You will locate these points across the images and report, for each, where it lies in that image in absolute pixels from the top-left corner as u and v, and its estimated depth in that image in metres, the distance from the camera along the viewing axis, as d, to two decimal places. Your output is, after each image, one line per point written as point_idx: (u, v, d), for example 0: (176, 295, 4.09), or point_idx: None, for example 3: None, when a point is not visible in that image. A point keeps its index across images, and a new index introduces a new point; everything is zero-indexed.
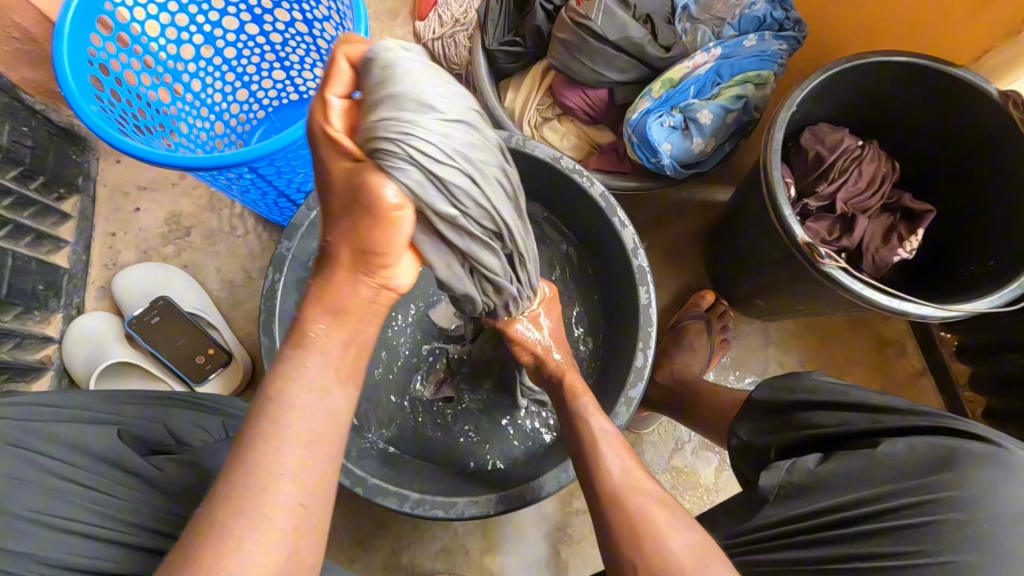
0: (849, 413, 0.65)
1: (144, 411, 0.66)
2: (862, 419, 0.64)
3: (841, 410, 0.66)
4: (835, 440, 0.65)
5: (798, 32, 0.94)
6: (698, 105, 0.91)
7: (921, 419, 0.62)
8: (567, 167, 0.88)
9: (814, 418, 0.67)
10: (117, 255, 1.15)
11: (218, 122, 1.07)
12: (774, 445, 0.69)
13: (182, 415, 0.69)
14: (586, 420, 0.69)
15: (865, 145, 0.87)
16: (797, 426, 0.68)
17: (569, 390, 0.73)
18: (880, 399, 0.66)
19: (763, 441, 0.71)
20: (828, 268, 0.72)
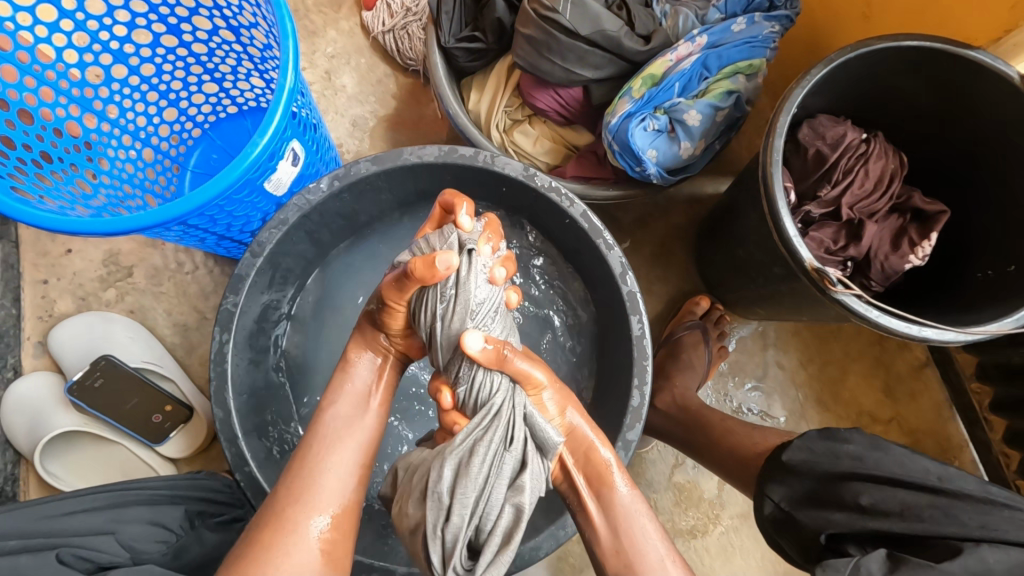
0: (910, 494, 0.59)
1: (90, 520, 0.69)
2: (931, 509, 0.57)
3: (899, 489, 0.59)
4: (901, 535, 0.57)
5: (790, 9, 0.83)
6: (684, 103, 0.80)
7: (1004, 521, 0.55)
8: (542, 185, 0.79)
9: (866, 499, 0.60)
10: (52, 305, 1.04)
11: (147, 149, 0.94)
12: (822, 530, 0.61)
13: (132, 512, 0.70)
14: (638, 522, 0.57)
15: (870, 139, 0.79)
16: (847, 504, 0.60)
17: (607, 484, 0.59)
18: (941, 478, 0.59)
19: (810, 521, 0.62)
20: (840, 295, 0.64)
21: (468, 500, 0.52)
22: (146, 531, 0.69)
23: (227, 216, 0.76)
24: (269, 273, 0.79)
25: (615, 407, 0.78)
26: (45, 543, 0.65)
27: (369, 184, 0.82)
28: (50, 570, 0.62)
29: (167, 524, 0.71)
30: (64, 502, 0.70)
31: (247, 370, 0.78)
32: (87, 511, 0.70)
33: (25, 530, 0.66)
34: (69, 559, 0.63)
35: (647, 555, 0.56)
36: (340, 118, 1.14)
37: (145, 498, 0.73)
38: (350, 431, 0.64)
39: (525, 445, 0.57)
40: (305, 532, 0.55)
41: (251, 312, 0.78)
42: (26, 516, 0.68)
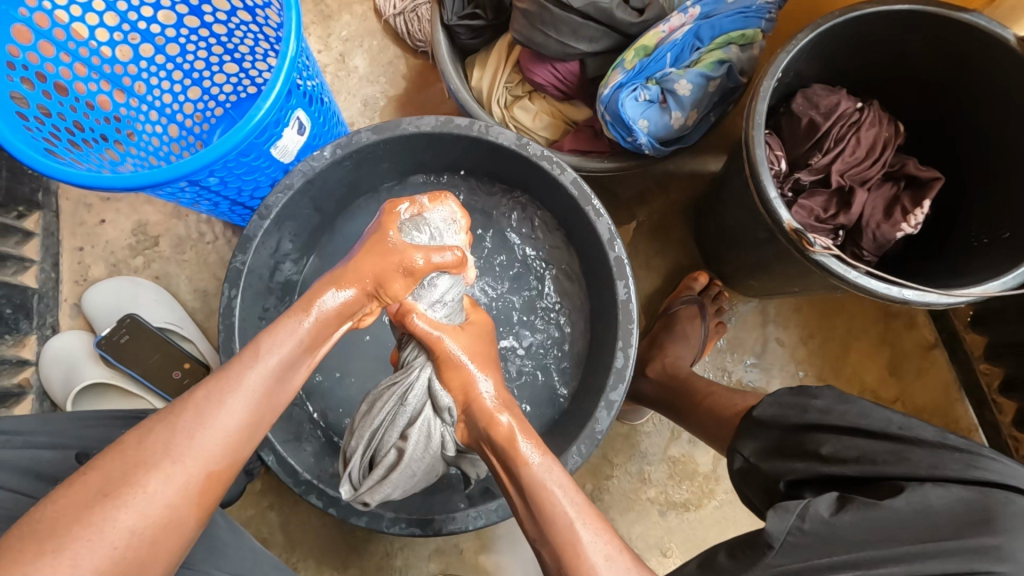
0: (868, 443, 0.63)
1: (111, 430, 0.69)
2: (886, 454, 0.61)
3: (859, 438, 0.64)
4: (854, 478, 0.62)
5: None
6: (676, 74, 0.82)
7: (953, 461, 0.58)
8: (534, 153, 0.82)
9: (826, 448, 0.64)
10: (87, 270, 1.12)
11: (171, 125, 1.01)
12: (782, 476, 0.66)
13: None
14: (545, 489, 0.58)
15: (865, 107, 0.78)
16: (808, 453, 0.65)
17: (512, 456, 0.61)
18: (900, 428, 0.63)
19: (772, 469, 0.68)
20: (819, 256, 0.64)
21: (366, 432, 0.73)
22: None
23: (237, 179, 0.82)
24: (276, 236, 0.84)
25: (601, 370, 0.80)
26: (70, 446, 0.65)
27: (370, 153, 0.86)
28: (68, 472, 0.62)
29: None
30: (93, 413, 0.70)
31: (254, 326, 0.83)
32: (111, 424, 0.69)
33: (54, 431, 0.66)
34: (86, 461, 0.64)
35: (558, 515, 0.57)
36: (352, 98, 1.19)
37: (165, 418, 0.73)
38: (254, 380, 0.56)
39: (410, 413, 0.71)
40: (176, 480, 0.50)
41: (259, 271, 0.83)
42: (54, 421, 0.67)
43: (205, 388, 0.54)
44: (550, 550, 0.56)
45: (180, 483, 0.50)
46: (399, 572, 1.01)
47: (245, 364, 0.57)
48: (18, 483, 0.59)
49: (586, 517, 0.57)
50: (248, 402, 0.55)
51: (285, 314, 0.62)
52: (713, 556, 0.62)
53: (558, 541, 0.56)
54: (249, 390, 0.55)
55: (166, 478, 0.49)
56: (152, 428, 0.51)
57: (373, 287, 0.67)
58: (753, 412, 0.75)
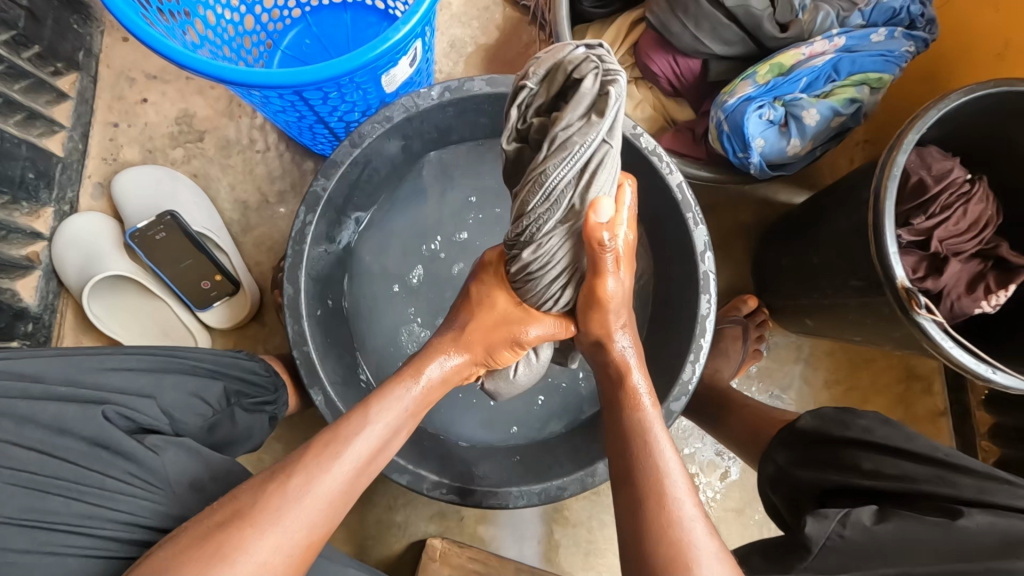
0: (913, 466, 0.61)
1: (135, 380, 0.63)
2: (929, 475, 0.60)
3: (903, 460, 0.62)
4: (895, 495, 0.61)
5: (929, 34, 0.82)
6: (806, 101, 0.80)
7: (1000, 491, 0.56)
8: (646, 147, 0.79)
9: (869, 465, 0.63)
10: (118, 150, 1.03)
11: (249, 16, 0.92)
12: (819, 485, 0.66)
13: (174, 381, 0.66)
14: (641, 429, 0.60)
15: (974, 181, 0.79)
16: (848, 467, 0.64)
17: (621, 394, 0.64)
18: (950, 454, 0.61)
19: (808, 477, 0.67)
20: (921, 318, 0.66)
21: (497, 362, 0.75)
22: (185, 401, 0.66)
23: (337, 99, 0.75)
24: (360, 168, 0.79)
25: (664, 378, 0.81)
26: (92, 396, 0.59)
27: (476, 104, 0.81)
28: (96, 427, 0.56)
29: (207, 399, 0.69)
30: (112, 356, 0.64)
31: (321, 256, 0.79)
32: (132, 371, 0.64)
33: (73, 379, 0.60)
34: (114, 419, 0.58)
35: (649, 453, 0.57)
36: (440, 36, 1.12)
37: (188, 368, 0.69)
38: (360, 450, 0.55)
39: (540, 296, 0.63)
40: (275, 534, 0.49)
41: (337, 200, 0.78)
42: (70, 366, 0.61)
43: (310, 453, 0.54)
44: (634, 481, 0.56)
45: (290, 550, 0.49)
46: (396, 528, 1.00)
47: (352, 431, 0.56)
48: (40, 437, 0.54)
49: (676, 463, 0.56)
50: (354, 468, 0.54)
51: (393, 380, 0.62)
52: (748, 556, 0.63)
53: (646, 470, 0.56)
54: (353, 459, 0.55)
55: (273, 543, 0.49)
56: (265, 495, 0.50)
57: (483, 354, 0.68)
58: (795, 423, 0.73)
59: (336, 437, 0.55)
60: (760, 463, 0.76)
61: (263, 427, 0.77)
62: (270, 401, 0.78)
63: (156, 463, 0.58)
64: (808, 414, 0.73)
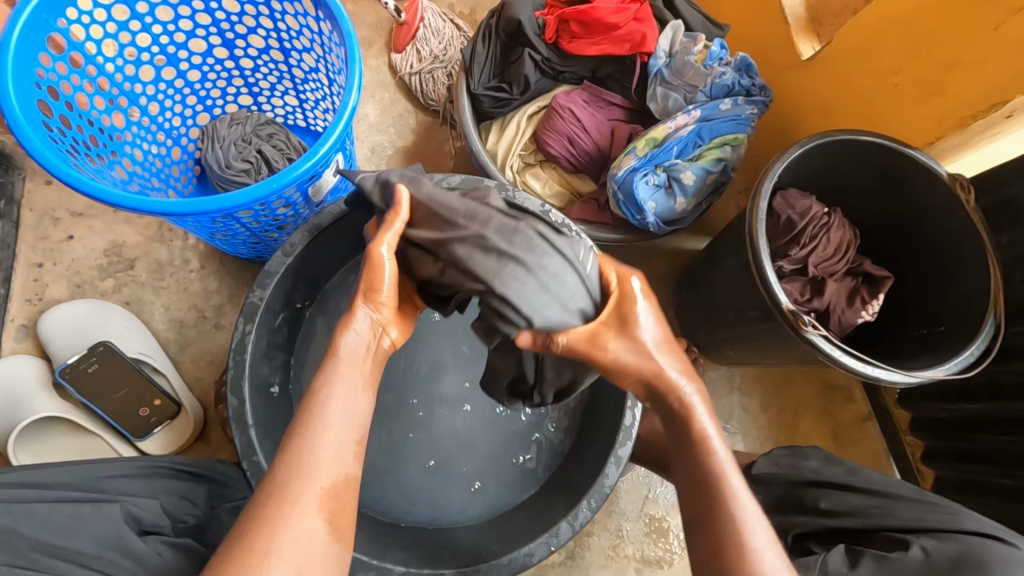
0: (860, 499, 0.71)
1: (134, 483, 0.70)
2: (874, 507, 0.69)
3: (851, 495, 0.71)
4: (855, 530, 0.69)
5: (764, 97, 0.99)
6: (682, 165, 0.93)
7: (935, 514, 0.66)
8: (555, 221, 0.89)
9: (824, 503, 0.72)
10: (44, 289, 1.02)
11: (174, 147, 1.00)
12: (790, 531, 0.73)
13: (166, 485, 0.71)
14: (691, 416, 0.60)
15: (831, 213, 0.93)
16: (809, 508, 0.72)
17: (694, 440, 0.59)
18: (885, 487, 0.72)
19: (779, 524, 0.74)
20: (809, 334, 0.75)
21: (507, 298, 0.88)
22: (178, 502, 0.71)
23: (269, 212, 0.81)
24: (295, 273, 0.83)
25: (608, 429, 0.85)
26: (100, 496, 0.66)
27: None
28: (110, 525, 0.62)
29: (194, 499, 0.73)
30: (103, 465, 0.70)
31: (260, 362, 0.80)
32: (125, 477, 0.70)
33: (81, 485, 0.67)
34: (126, 517, 0.63)
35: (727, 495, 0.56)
36: (360, 144, 1.22)
37: (172, 471, 0.73)
38: (336, 407, 0.58)
39: None
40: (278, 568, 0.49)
41: (273, 308, 0.81)
42: (75, 472, 0.68)
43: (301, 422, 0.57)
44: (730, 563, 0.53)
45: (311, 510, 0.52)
46: None
47: (320, 398, 0.58)
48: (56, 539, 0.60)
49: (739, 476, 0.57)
50: (348, 428, 0.58)
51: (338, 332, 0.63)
52: None
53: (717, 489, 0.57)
54: (332, 420, 0.57)
55: (296, 542, 0.51)
56: (280, 505, 0.52)
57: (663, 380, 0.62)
58: (750, 469, 0.82)
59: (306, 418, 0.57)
60: None
61: None
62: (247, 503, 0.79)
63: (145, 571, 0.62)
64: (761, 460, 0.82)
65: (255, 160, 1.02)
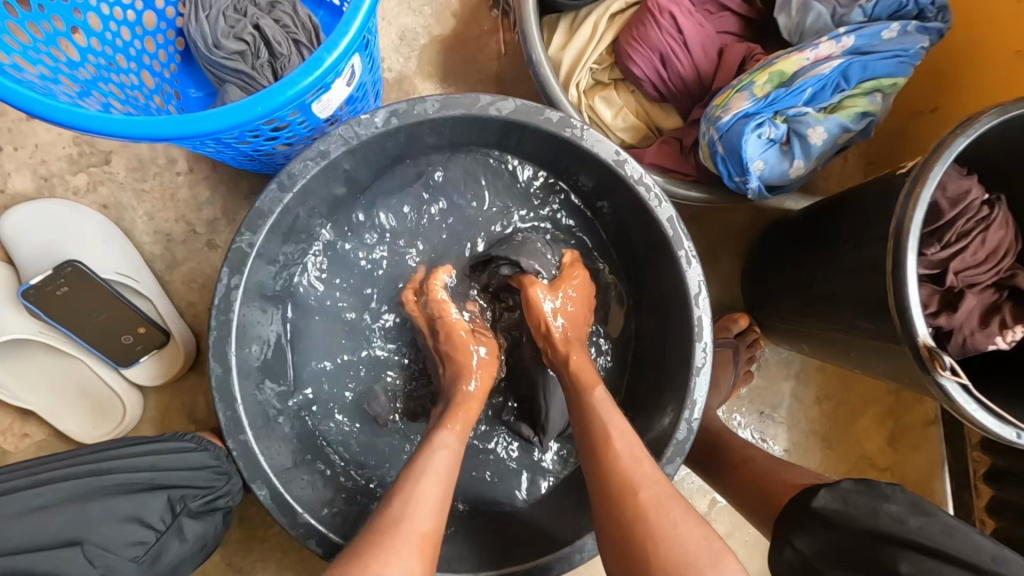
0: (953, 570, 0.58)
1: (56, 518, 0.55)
2: None
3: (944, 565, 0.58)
4: None
5: (942, 24, 0.71)
6: (813, 116, 0.69)
7: None
8: (631, 175, 0.68)
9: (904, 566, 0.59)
10: (6, 179, 0.86)
11: (148, 12, 0.77)
12: None
13: (101, 512, 0.56)
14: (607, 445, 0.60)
15: (994, 204, 0.70)
16: (882, 567, 0.60)
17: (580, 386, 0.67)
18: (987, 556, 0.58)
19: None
20: (944, 380, 0.58)
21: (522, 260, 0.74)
22: (118, 531, 0.56)
23: (265, 131, 0.62)
24: (295, 211, 0.66)
25: (657, 434, 0.73)
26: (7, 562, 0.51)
27: (431, 127, 0.68)
28: None
29: (146, 522, 0.58)
30: (29, 495, 0.56)
31: (251, 316, 0.66)
32: (50, 508, 0.55)
33: None
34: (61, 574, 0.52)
35: (624, 466, 0.58)
36: (386, 26, 0.96)
37: (120, 485, 0.58)
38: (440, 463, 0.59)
39: None
40: (402, 550, 0.50)
41: (269, 256, 0.66)
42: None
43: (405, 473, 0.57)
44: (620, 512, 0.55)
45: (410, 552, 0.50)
46: None
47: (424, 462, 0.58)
48: None
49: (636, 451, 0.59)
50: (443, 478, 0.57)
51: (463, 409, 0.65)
52: None
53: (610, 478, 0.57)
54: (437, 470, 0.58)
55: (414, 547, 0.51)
56: (399, 534, 0.51)
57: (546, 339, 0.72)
58: (811, 501, 0.68)
59: (423, 466, 0.58)
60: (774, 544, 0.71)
61: (221, 524, 0.65)
62: (224, 493, 0.63)
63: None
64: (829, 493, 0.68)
65: (252, 39, 0.79)
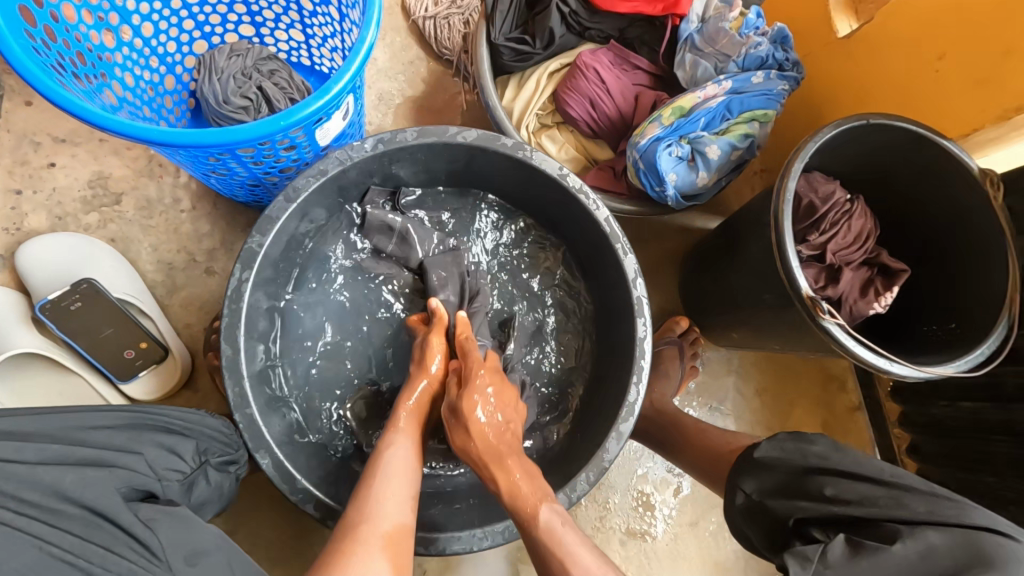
0: (867, 487, 0.67)
1: (113, 436, 0.59)
2: (885, 498, 0.65)
3: (859, 483, 0.68)
4: (859, 519, 0.65)
5: (797, 74, 0.93)
6: (708, 138, 0.89)
7: (947, 508, 0.62)
8: (573, 186, 0.84)
9: (830, 490, 0.68)
10: (23, 219, 0.96)
11: (169, 75, 0.93)
12: (791, 514, 0.70)
13: (152, 439, 0.61)
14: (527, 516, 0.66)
15: (854, 200, 0.90)
16: (813, 493, 0.69)
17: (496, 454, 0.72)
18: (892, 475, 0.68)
19: (780, 507, 0.71)
20: (827, 323, 0.75)
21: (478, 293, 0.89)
22: (164, 458, 0.60)
23: (272, 151, 0.75)
24: (295, 220, 0.79)
25: (612, 402, 0.84)
26: (82, 454, 0.55)
27: (409, 153, 0.84)
28: (96, 491, 0.52)
29: (183, 455, 0.63)
30: (91, 414, 0.60)
31: (255, 310, 0.76)
32: (110, 428, 0.60)
33: (55, 436, 0.56)
34: (121, 483, 0.54)
35: (540, 536, 0.64)
36: (366, 90, 1.15)
37: (161, 425, 0.64)
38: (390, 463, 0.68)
39: None
40: (367, 542, 0.59)
41: (272, 256, 0.77)
42: (53, 422, 0.57)
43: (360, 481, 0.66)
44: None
45: (377, 549, 0.59)
46: None
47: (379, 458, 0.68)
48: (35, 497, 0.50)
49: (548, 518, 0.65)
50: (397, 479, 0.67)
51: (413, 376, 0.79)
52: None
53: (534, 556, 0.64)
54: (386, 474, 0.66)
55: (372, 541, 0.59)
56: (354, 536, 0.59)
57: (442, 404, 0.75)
58: (754, 452, 0.78)
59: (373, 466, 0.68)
60: (727, 494, 0.79)
61: (229, 487, 0.71)
62: (235, 460, 0.71)
63: (151, 535, 0.52)
64: (768, 442, 0.78)
65: (256, 96, 0.94)
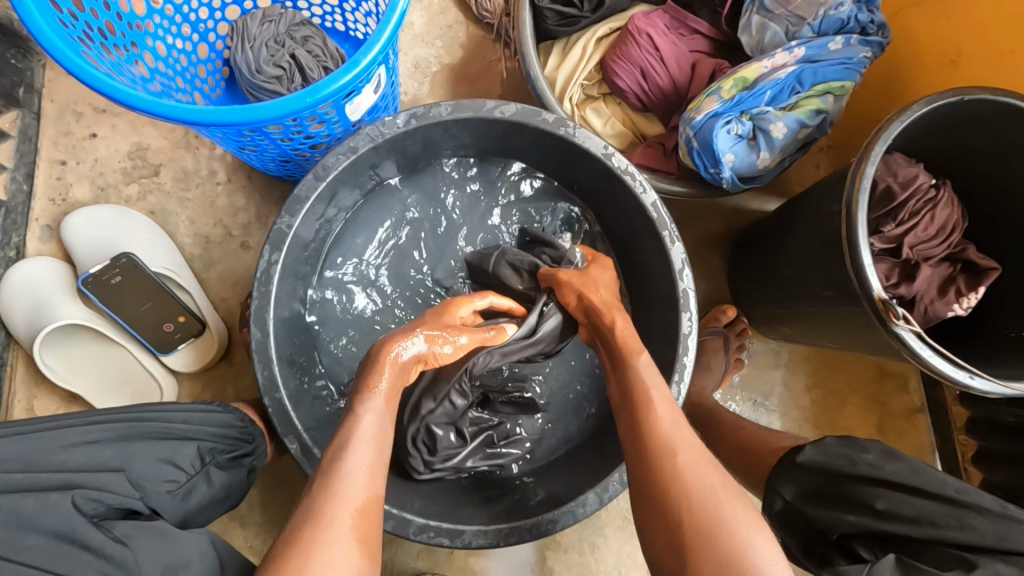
0: (926, 503, 0.60)
1: (99, 453, 0.59)
2: (948, 518, 0.58)
3: (915, 497, 0.61)
4: (914, 541, 0.59)
5: (882, 38, 0.82)
6: (773, 114, 0.80)
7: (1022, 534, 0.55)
8: (619, 166, 0.78)
9: (882, 503, 0.62)
10: (67, 189, 0.97)
11: (201, 44, 0.90)
12: (834, 528, 0.64)
13: (144, 450, 0.62)
14: (649, 403, 0.60)
15: (940, 186, 0.80)
16: (861, 506, 0.63)
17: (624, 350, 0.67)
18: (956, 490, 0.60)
19: (823, 518, 0.65)
20: (900, 329, 0.67)
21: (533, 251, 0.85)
22: (155, 469, 0.61)
23: (302, 126, 0.72)
24: (325, 201, 0.76)
25: None
26: (56, 479, 0.54)
27: (443, 129, 0.79)
28: (61, 517, 0.51)
29: (181, 463, 0.64)
30: (80, 430, 0.60)
31: (286, 291, 0.75)
32: (96, 443, 0.60)
33: (30, 460, 0.56)
34: (83, 504, 0.53)
35: (665, 433, 0.57)
36: (402, 57, 1.10)
37: (158, 432, 0.64)
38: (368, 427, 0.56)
39: None
40: (332, 520, 0.48)
41: (302, 239, 0.75)
42: (29, 447, 0.57)
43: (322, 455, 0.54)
44: (668, 488, 0.53)
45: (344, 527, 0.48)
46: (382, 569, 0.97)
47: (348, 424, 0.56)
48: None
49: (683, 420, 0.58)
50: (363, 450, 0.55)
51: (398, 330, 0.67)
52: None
53: (656, 445, 0.56)
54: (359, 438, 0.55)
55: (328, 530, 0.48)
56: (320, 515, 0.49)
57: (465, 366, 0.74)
58: (795, 454, 0.71)
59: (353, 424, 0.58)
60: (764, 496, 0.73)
61: (240, 483, 0.72)
62: (247, 453, 0.73)
63: (125, 554, 0.51)
64: (809, 444, 0.70)
65: (288, 65, 0.90)
